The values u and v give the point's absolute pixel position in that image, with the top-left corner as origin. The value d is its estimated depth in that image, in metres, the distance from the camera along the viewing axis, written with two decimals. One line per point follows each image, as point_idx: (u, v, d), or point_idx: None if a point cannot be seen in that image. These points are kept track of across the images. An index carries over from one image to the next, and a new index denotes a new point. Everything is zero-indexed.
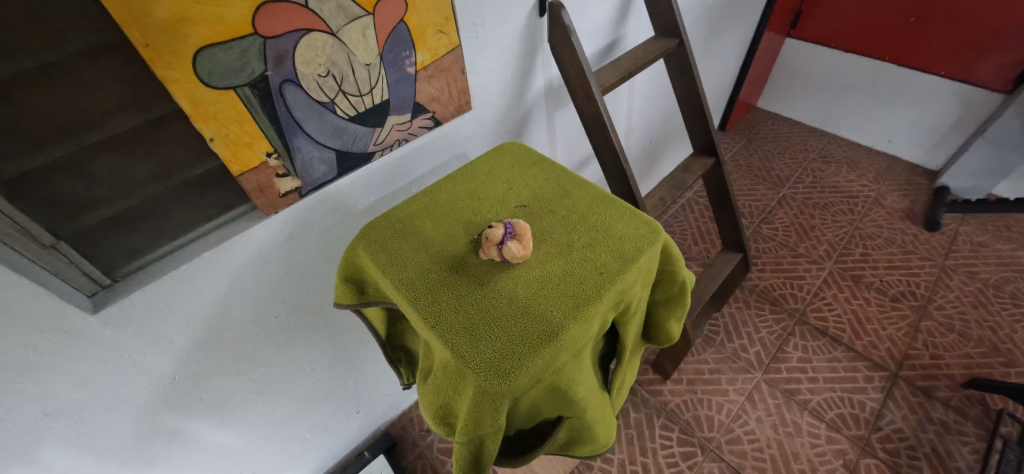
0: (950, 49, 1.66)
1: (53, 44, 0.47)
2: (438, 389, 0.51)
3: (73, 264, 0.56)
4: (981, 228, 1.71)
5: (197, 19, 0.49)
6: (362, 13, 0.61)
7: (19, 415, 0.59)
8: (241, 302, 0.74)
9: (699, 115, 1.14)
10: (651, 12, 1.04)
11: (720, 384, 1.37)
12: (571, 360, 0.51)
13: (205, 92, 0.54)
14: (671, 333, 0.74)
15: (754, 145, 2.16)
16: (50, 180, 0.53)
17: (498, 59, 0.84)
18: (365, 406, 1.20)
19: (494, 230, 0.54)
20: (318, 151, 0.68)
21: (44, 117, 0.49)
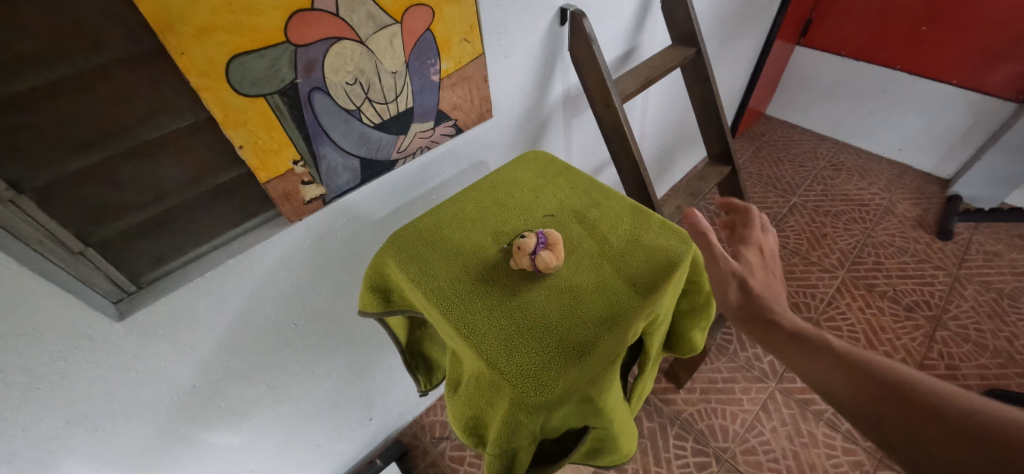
0: (961, 58, 1.66)
1: (89, 51, 0.47)
2: (470, 400, 0.51)
3: (100, 271, 0.56)
4: (994, 237, 1.70)
5: (232, 28, 0.50)
6: (390, 21, 0.62)
7: (42, 422, 0.59)
8: (262, 309, 0.74)
9: (715, 122, 1.14)
10: (668, 20, 1.04)
11: (734, 393, 1.36)
12: (604, 372, 0.50)
13: (237, 99, 0.54)
14: (695, 344, 0.73)
15: (764, 152, 2.16)
16: (82, 187, 0.52)
17: (520, 67, 0.85)
18: (378, 413, 1.19)
19: (526, 239, 0.54)
20: (343, 158, 0.68)
21: (78, 124, 0.49)
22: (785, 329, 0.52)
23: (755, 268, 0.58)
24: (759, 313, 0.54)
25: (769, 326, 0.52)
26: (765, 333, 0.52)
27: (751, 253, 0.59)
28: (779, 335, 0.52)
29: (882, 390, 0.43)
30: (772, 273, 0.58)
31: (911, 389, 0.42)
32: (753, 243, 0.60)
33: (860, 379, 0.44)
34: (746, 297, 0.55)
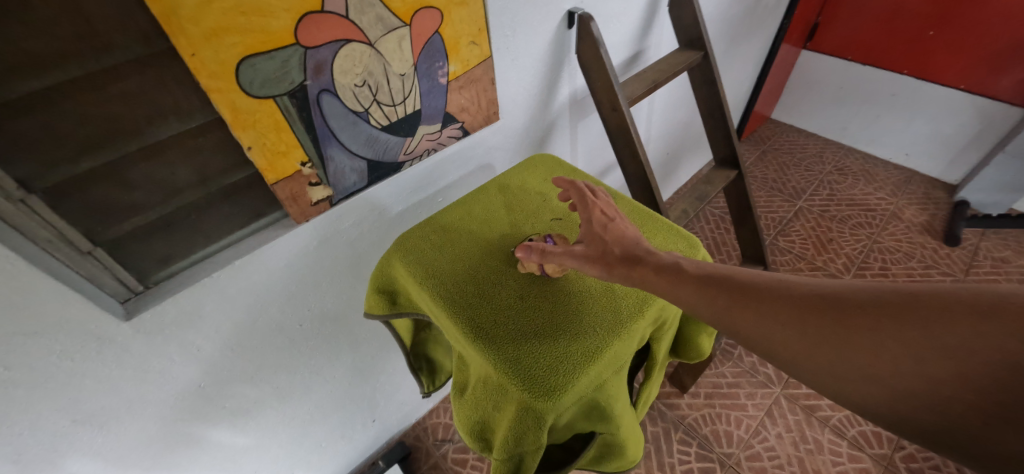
0: (969, 63, 1.65)
1: (101, 52, 0.47)
2: (477, 404, 0.50)
3: (108, 271, 0.56)
4: (1002, 244, 1.69)
5: (243, 29, 0.50)
6: (399, 24, 0.62)
7: (48, 422, 0.59)
8: (268, 310, 0.74)
9: (722, 126, 1.13)
10: (676, 24, 1.04)
11: (739, 398, 1.35)
12: (612, 378, 0.50)
13: (246, 101, 0.54)
14: (702, 349, 0.73)
15: (770, 156, 2.15)
16: (92, 187, 0.53)
17: (527, 69, 0.85)
18: (381, 415, 1.19)
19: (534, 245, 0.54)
20: (350, 160, 0.68)
21: (89, 124, 0.49)
22: (717, 288, 0.46)
23: (604, 235, 0.52)
24: (692, 277, 0.47)
25: (710, 286, 0.46)
26: (700, 295, 0.46)
27: (595, 220, 0.53)
28: (728, 296, 0.45)
29: (854, 313, 0.38)
30: (624, 229, 0.53)
31: (882, 302, 0.38)
32: (592, 211, 0.54)
33: (828, 313, 0.39)
34: (632, 266, 0.49)
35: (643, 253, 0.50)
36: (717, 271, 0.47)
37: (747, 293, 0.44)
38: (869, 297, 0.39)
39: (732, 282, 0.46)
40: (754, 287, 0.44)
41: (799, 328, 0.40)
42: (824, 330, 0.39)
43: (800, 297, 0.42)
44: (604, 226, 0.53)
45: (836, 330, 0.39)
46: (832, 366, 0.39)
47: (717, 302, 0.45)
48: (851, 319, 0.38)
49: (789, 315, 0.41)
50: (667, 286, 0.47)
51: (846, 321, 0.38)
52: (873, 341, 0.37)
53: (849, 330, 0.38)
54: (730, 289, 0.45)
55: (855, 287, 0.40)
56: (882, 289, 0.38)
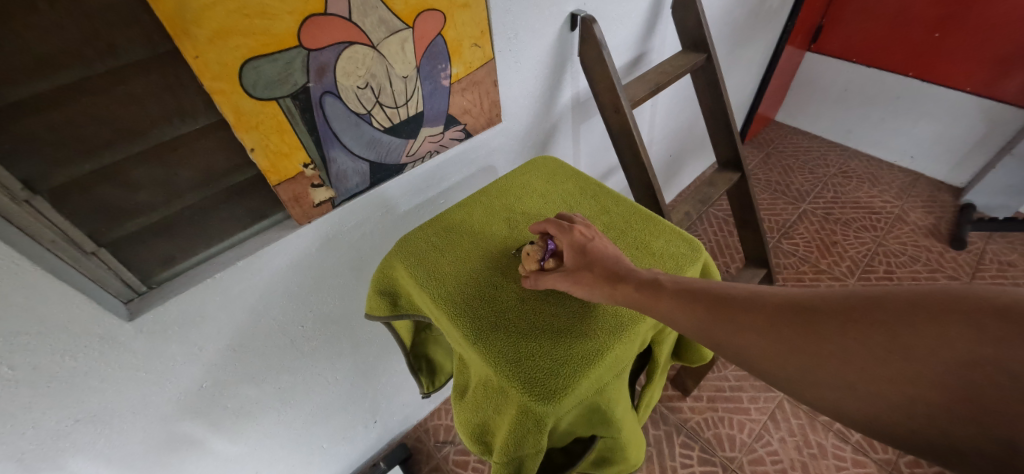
0: (975, 65, 1.64)
1: (106, 54, 0.47)
2: (477, 406, 0.50)
3: (111, 272, 0.57)
4: (1008, 247, 1.67)
5: (246, 32, 0.50)
6: (402, 26, 0.62)
7: (51, 421, 0.59)
8: (270, 311, 0.74)
9: (725, 128, 1.13)
10: (679, 26, 1.04)
11: (742, 402, 1.34)
12: (612, 381, 0.50)
13: (250, 103, 0.54)
14: (704, 353, 0.72)
15: (774, 159, 2.14)
16: (96, 188, 0.53)
17: (530, 71, 0.85)
18: (383, 416, 1.19)
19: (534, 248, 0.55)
20: (352, 162, 0.69)
21: (94, 125, 0.50)
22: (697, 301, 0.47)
23: (587, 256, 0.53)
24: (670, 291, 0.48)
25: (686, 299, 0.47)
26: (679, 308, 0.46)
27: (576, 241, 0.54)
28: (703, 308, 0.46)
29: (820, 320, 0.39)
30: (605, 247, 0.54)
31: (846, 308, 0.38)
32: (572, 234, 0.55)
33: (795, 320, 0.40)
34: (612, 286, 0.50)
35: (623, 270, 0.51)
36: (695, 285, 0.49)
37: (723, 305, 0.45)
38: (836, 304, 0.39)
39: (709, 294, 0.47)
40: (730, 298, 0.46)
41: (770, 338, 0.41)
42: (792, 339, 0.40)
43: (773, 306, 0.42)
44: (586, 245, 0.54)
45: (804, 337, 0.39)
46: (804, 375, 0.39)
47: (693, 315, 0.46)
48: (815, 326, 0.39)
49: (759, 325, 0.42)
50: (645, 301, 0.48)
51: (813, 329, 0.39)
52: (836, 345, 0.37)
53: (815, 338, 0.38)
54: (705, 301, 0.46)
55: (825, 294, 0.40)
56: (848, 295, 0.39)
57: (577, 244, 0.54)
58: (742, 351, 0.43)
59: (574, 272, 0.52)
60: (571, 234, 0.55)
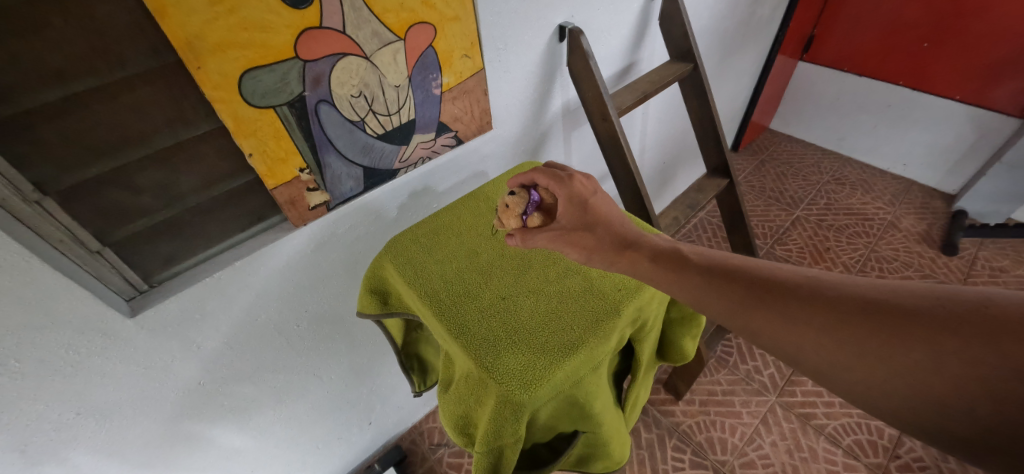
0: (963, 74, 1.67)
1: (114, 64, 0.50)
2: (460, 398, 0.52)
3: (115, 271, 0.60)
4: (1000, 253, 1.69)
5: (246, 44, 0.53)
6: (394, 39, 0.65)
7: (54, 414, 0.62)
8: (266, 310, 0.77)
9: (713, 135, 1.16)
10: (666, 37, 1.07)
11: (734, 406, 1.35)
12: (589, 374, 0.52)
13: (248, 110, 0.57)
14: (686, 352, 0.75)
15: (768, 166, 2.16)
16: (102, 190, 0.56)
17: (519, 81, 0.88)
18: (377, 418, 1.21)
19: (518, 203, 0.59)
20: (347, 167, 0.72)
21: (101, 131, 0.53)
22: (736, 284, 0.48)
23: (589, 214, 0.57)
24: (693, 267, 0.51)
25: (709, 276, 0.50)
26: (707, 287, 0.49)
27: (575, 190, 0.58)
28: (725, 284, 0.49)
29: (847, 308, 0.41)
30: (603, 202, 0.58)
31: (877, 302, 0.40)
32: (571, 185, 0.58)
33: (822, 304, 0.42)
34: (620, 253, 0.54)
35: (631, 237, 0.56)
36: (717, 261, 0.51)
37: (745, 284, 0.48)
38: (865, 295, 0.41)
39: (733, 271, 0.49)
40: (754, 277, 0.48)
41: (792, 319, 0.43)
42: (814, 322, 0.42)
43: (798, 288, 0.45)
44: (587, 198, 0.58)
45: (828, 322, 0.41)
46: (818, 353, 0.42)
47: (716, 291, 0.49)
48: (842, 313, 0.41)
49: (783, 304, 0.44)
50: (666, 275, 0.52)
51: (838, 315, 0.41)
52: (858, 334, 0.40)
53: (840, 325, 0.41)
54: (728, 278, 0.49)
55: (854, 283, 0.43)
56: (880, 287, 0.41)
57: (577, 197, 0.58)
58: (759, 327, 0.45)
59: (575, 230, 0.56)
60: (571, 187, 0.58)
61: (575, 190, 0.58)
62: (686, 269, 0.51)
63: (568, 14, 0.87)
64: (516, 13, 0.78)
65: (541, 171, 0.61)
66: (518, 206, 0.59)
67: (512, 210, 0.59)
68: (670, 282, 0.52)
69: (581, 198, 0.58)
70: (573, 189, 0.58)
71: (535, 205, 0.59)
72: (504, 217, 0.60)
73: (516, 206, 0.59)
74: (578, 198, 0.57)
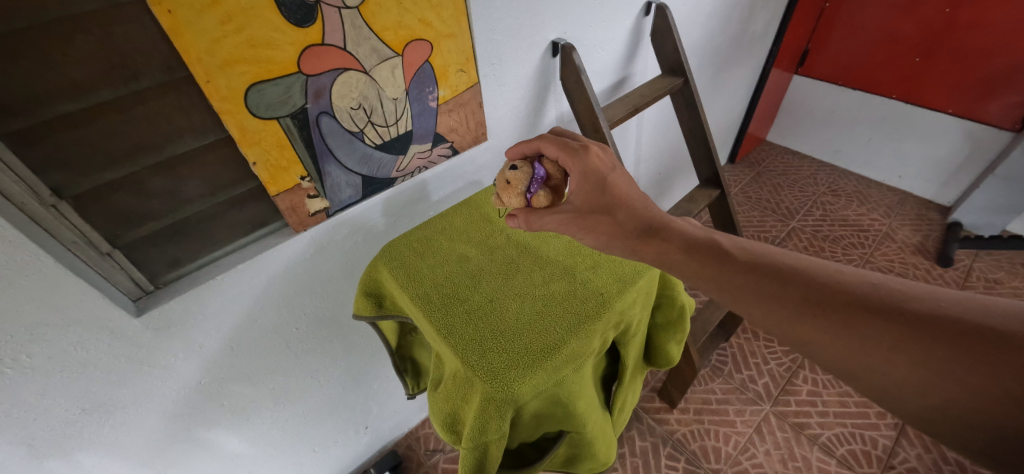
0: (956, 88, 1.69)
1: (129, 78, 0.54)
2: (448, 396, 0.55)
3: (123, 271, 0.63)
4: (995, 265, 1.70)
5: (252, 60, 0.57)
6: (392, 54, 0.69)
7: (61, 409, 0.65)
8: (266, 313, 0.80)
9: (704, 147, 1.19)
10: (658, 52, 1.11)
11: (728, 414, 1.36)
12: (571, 374, 0.55)
13: (253, 121, 0.61)
14: (671, 356, 0.77)
15: (763, 177, 2.19)
16: (114, 196, 0.59)
17: (515, 93, 0.91)
18: (374, 422, 1.22)
19: (519, 182, 0.62)
20: (346, 175, 0.75)
21: (115, 140, 0.56)
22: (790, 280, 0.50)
23: (607, 195, 0.61)
24: (749, 267, 0.52)
25: (767, 278, 0.51)
26: (754, 280, 0.51)
27: (591, 163, 0.61)
28: (783, 287, 0.49)
29: (922, 321, 0.42)
30: (621, 179, 0.62)
31: (953, 318, 0.41)
32: (585, 157, 0.61)
33: (891, 315, 0.43)
34: (645, 241, 0.58)
35: (659, 222, 0.60)
36: (773, 263, 0.52)
37: (804, 288, 0.48)
38: (940, 310, 0.42)
39: (792, 274, 0.50)
40: (814, 281, 0.49)
41: (858, 329, 0.44)
42: (883, 333, 0.43)
43: (865, 295, 0.45)
44: (606, 175, 0.61)
45: (898, 333, 0.42)
46: (882, 364, 0.43)
47: (775, 295, 0.49)
48: (916, 327, 0.42)
49: (848, 312, 0.45)
50: (723, 276, 0.53)
51: (909, 327, 0.42)
52: (930, 348, 0.41)
53: (911, 337, 0.42)
54: (787, 282, 0.50)
55: (922, 294, 0.44)
56: (958, 302, 0.42)
57: (592, 173, 0.61)
58: (818, 336, 0.46)
59: (586, 215, 0.61)
60: (588, 161, 0.61)
61: (591, 166, 0.61)
62: (742, 271, 0.52)
63: (561, 31, 0.90)
64: (510, 30, 0.82)
65: (552, 142, 0.64)
66: (521, 184, 0.62)
67: (515, 187, 0.62)
68: (727, 283, 0.53)
69: (599, 175, 0.61)
70: (588, 164, 0.61)
71: (539, 182, 0.62)
72: (506, 192, 0.63)
73: (518, 185, 0.62)
74: (594, 175, 0.61)
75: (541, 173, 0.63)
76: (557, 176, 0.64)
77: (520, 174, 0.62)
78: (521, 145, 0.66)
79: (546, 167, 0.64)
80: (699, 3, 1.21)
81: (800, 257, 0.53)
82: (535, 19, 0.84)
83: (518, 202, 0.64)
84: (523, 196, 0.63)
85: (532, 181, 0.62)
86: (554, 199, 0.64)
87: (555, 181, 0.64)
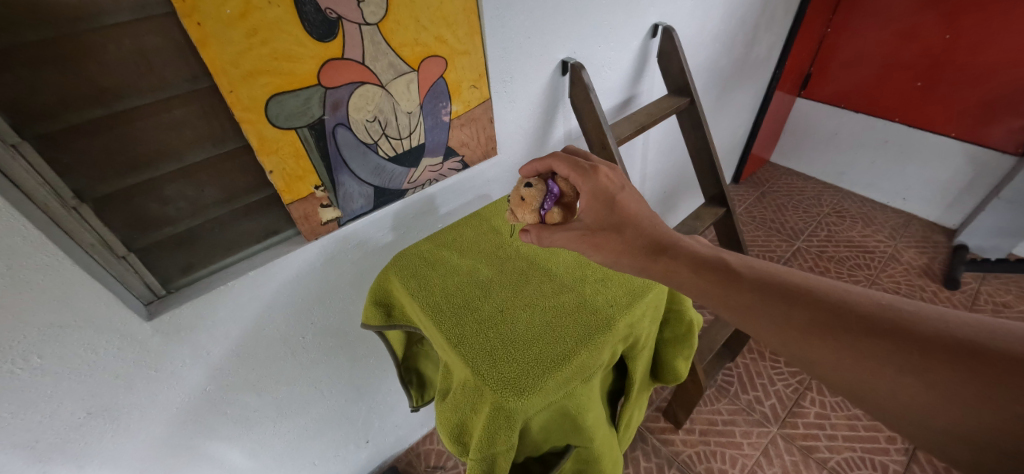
0: (958, 112, 1.72)
1: (156, 87, 0.56)
2: (455, 407, 0.54)
3: (137, 274, 0.63)
4: (1003, 288, 1.69)
5: (275, 72, 0.59)
6: (408, 69, 0.71)
7: (66, 413, 0.64)
8: (275, 321, 0.80)
9: (710, 166, 1.20)
10: (665, 73, 1.13)
11: (734, 436, 1.34)
12: (581, 386, 0.54)
13: (272, 131, 0.63)
14: (679, 372, 0.76)
15: (767, 198, 2.20)
16: (134, 200, 0.60)
17: (524, 110, 0.93)
18: (375, 436, 1.21)
19: (534, 200, 0.64)
20: (359, 186, 0.76)
21: (139, 146, 0.58)
22: (797, 300, 0.50)
23: (614, 216, 0.61)
24: (755, 285, 0.53)
25: (775, 298, 0.51)
26: (757, 298, 0.52)
27: (601, 182, 0.62)
28: (791, 307, 0.49)
29: (931, 343, 0.42)
30: (630, 197, 0.63)
31: (962, 340, 0.41)
32: (596, 178, 0.63)
33: (900, 335, 0.43)
34: (653, 259, 0.58)
35: (669, 241, 0.60)
36: (779, 281, 0.52)
37: (810, 308, 0.48)
38: (951, 332, 0.42)
39: (800, 293, 0.50)
40: (822, 300, 0.49)
41: (866, 349, 0.44)
42: (891, 354, 0.43)
43: (873, 316, 0.45)
44: (615, 195, 0.62)
45: (907, 355, 0.42)
46: (890, 386, 0.43)
47: (782, 315, 0.49)
48: (924, 348, 0.42)
49: (858, 333, 0.45)
50: (731, 294, 0.53)
51: (918, 349, 0.42)
52: (939, 370, 0.41)
53: (921, 359, 0.41)
54: (794, 301, 0.50)
55: (932, 315, 0.44)
56: (969, 324, 0.42)
57: (602, 192, 0.62)
58: (826, 357, 0.46)
59: (594, 233, 0.61)
60: (597, 181, 0.63)
61: (600, 186, 0.62)
62: (749, 289, 0.52)
63: (570, 50, 0.93)
64: (522, 49, 0.84)
65: (563, 161, 0.65)
66: (535, 200, 0.64)
67: (529, 204, 0.64)
68: (733, 301, 0.53)
69: (607, 194, 0.62)
70: (598, 184, 0.63)
71: (553, 199, 0.64)
72: (520, 209, 0.65)
73: (533, 201, 0.63)
74: (603, 195, 0.62)
75: (555, 191, 0.64)
76: (570, 193, 0.65)
77: (535, 191, 0.64)
78: (534, 163, 0.68)
79: (558, 185, 0.66)
80: (703, 27, 1.24)
81: (808, 275, 0.53)
82: (545, 39, 0.86)
83: (531, 218, 0.65)
84: (536, 212, 0.65)
85: (546, 198, 0.64)
86: (566, 217, 0.66)
87: (568, 199, 0.65)
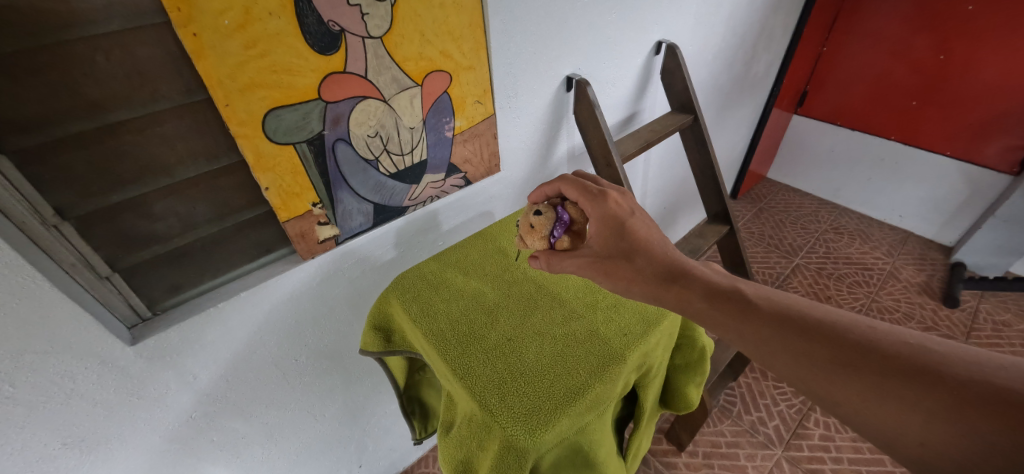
0: (953, 131, 1.73)
1: (148, 100, 0.53)
2: (461, 441, 0.51)
3: (121, 296, 0.60)
4: (1002, 307, 1.69)
5: (273, 85, 0.56)
6: (411, 84, 0.69)
7: (40, 444, 0.60)
8: (266, 343, 0.76)
9: (713, 183, 1.19)
10: (669, 89, 1.12)
11: (738, 459, 1.30)
12: (594, 420, 0.52)
13: (269, 146, 0.60)
14: (690, 401, 0.73)
15: (765, 214, 2.20)
16: (120, 217, 0.57)
17: (528, 127, 0.92)
18: (368, 460, 1.15)
19: (544, 226, 0.63)
20: (359, 203, 0.74)
21: (125, 160, 0.54)
22: (818, 337, 0.47)
23: (625, 243, 0.59)
24: (772, 317, 0.50)
25: (792, 334, 0.48)
26: (775, 332, 0.49)
27: (612, 209, 0.60)
28: (812, 343, 0.46)
29: (963, 390, 0.39)
30: (641, 224, 0.60)
31: (1001, 387, 0.38)
32: (607, 206, 0.61)
33: (930, 379, 0.40)
34: (666, 289, 0.55)
35: (684, 269, 0.57)
36: (798, 314, 0.50)
37: (833, 345, 0.46)
38: (986, 378, 0.39)
39: (821, 329, 0.47)
40: (844, 336, 0.46)
41: (895, 395, 0.41)
42: (921, 399, 0.40)
43: (898, 356, 0.43)
44: (625, 221, 0.60)
45: (938, 399, 0.39)
46: (920, 432, 0.40)
47: (803, 352, 0.46)
48: (956, 396, 0.39)
49: (883, 376, 0.42)
50: (746, 327, 0.50)
51: (950, 396, 0.39)
52: (974, 420, 0.37)
53: (952, 408, 0.39)
54: (815, 337, 0.47)
55: (963, 358, 0.41)
56: (1006, 368, 0.38)
57: (612, 219, 0.60)
58: (850, 397, 0.43)
59: (603, 261, 0.59)
60: (606, 207, 0.61)
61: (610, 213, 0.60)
62: (766, 322, 0.49)
63: (576, 66, 0.92)
64: (527, 64, 0.82)
65: (573, 185, 0.64)
66: (544, 228, 0.63)
67: (538, 231, 0.63)
68: (751, 336, 0.50)
69: (617, 220, 0.60)
70: (607, 210, 0.61)
71: (562, 227, 0.63)
72: (529, 235, 0.64)
73: (542, 229, 0.63)
74: (612, 221, 0.60)
75: (565, 217, 0.63)
76: (580, 219, 0.64)
77: (544, 219, 0.63)
78: (543, 187, 0.68)
79: (569, 211, 0.65)
80: (706, 43, 1.24)
81: (827, 308, 0.50)
82: (551, 54, 0.85)
83: (541, 244, 0.65)
84: (546, 238, 0.64)
85: (555, 226, 0.63)
86: (575, 243, 0.65)
87: (577, 225, 0.64)
